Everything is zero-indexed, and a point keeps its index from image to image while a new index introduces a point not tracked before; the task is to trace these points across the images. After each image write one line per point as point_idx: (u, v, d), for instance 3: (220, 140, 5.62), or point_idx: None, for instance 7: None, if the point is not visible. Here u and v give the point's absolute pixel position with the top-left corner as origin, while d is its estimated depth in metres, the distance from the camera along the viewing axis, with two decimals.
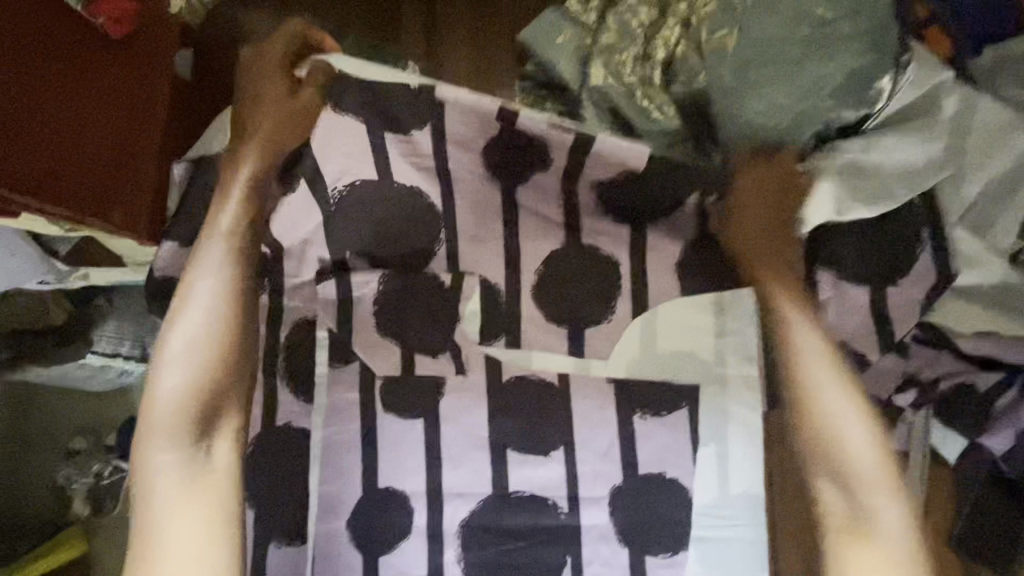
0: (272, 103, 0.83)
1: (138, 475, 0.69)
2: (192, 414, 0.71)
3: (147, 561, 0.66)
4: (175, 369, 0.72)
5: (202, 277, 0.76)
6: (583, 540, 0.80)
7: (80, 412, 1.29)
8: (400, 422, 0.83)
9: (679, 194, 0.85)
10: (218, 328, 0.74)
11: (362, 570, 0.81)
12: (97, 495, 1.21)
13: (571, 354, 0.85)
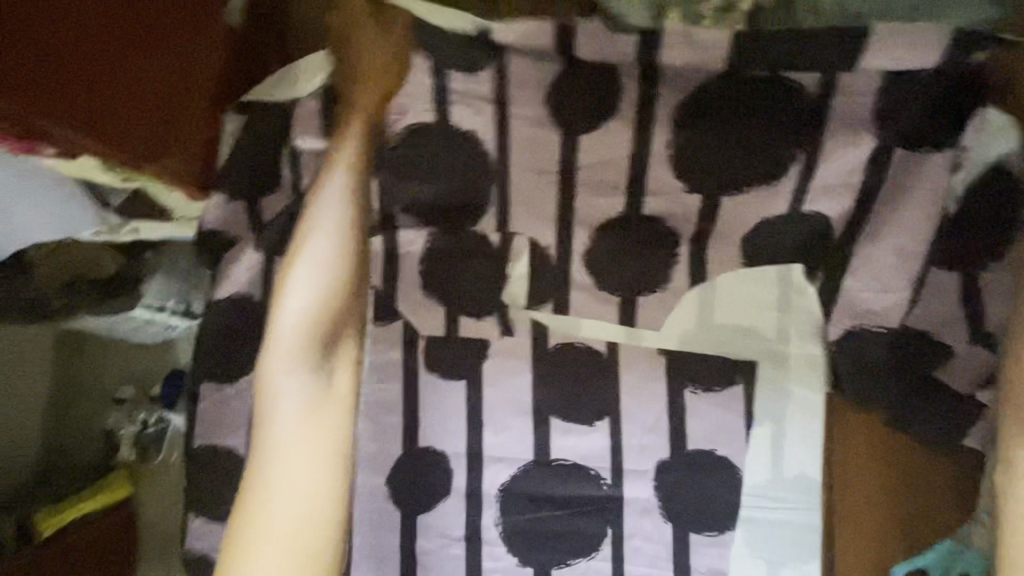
0: (363, 57, 0.75)
1: (261, 393, 0.65)
2: (317, 335, 0.66)
3: (266, 483, 0.62)
4: (302, 290, 0.66)
5: (329, 196, 0.70)
6: (625, 512, 0.78)
7: (124, 363, 1.33)
8: (443, 382, 0.82)
9: (743, 150, 0.75)
10: (347, 251, 0.68)
11: (401, 526, 0.81)
12: (142, 442, 1.28)
13: (621, 323, 0.81)
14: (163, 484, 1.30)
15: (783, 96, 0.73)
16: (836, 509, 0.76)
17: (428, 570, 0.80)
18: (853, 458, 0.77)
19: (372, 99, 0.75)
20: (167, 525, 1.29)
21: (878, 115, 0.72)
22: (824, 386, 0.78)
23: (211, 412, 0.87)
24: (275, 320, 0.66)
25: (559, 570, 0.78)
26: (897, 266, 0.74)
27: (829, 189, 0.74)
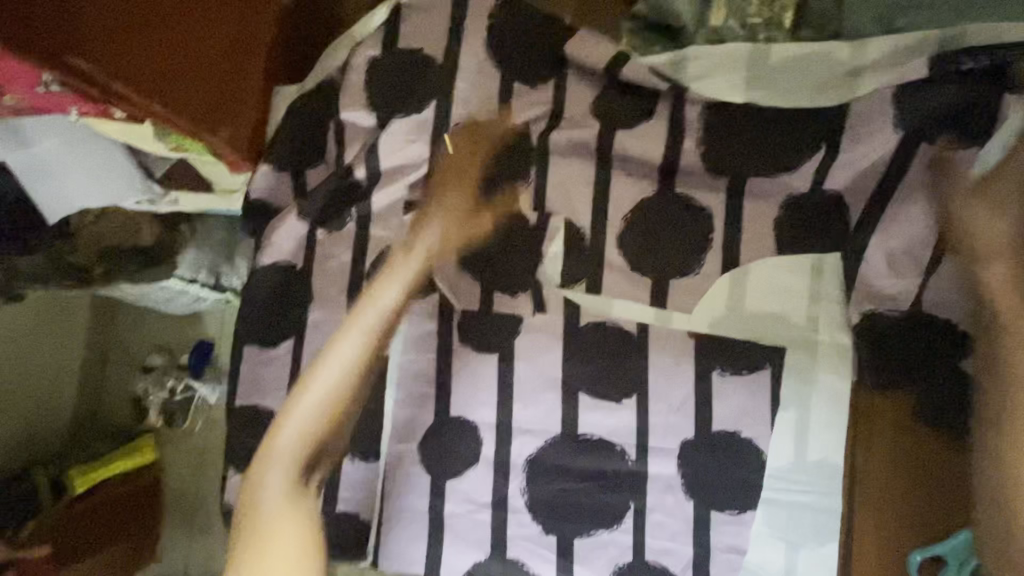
0: (473, 166, 0.85)
1: (253, 475, 0.77)
2: (304, 454, 0.79)
3: (242, 550, 0.72)
4: (307, 413, 0.78)
5: (348, 334, 0.81)
6: (649, 488, 0.80)
7: (156, 331, 1.39)
8: (476, 355, 0.85)
9: (774, 145, 0.81)
10: (341, 398, 0.81)
11: (430, 491, 0.84)
12: (168, 410, 1.34)
13: (652, 305, 0.83)
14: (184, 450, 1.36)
15: (807, 98, 0.81)
16: (854, 499, 0.78)
17: (454, 534, 0.83)
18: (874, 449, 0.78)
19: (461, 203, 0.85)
20: (191, 488, 1.35)
21: (898, 119, 0.78)
22: (850, 373, 0.78)
23: (253, 373, 0.91)
24: (270, 447, 0.78)
25: (581, 540, 0.81)
26: (917, 258, 0.78)
27: (854, 183, 0.80)
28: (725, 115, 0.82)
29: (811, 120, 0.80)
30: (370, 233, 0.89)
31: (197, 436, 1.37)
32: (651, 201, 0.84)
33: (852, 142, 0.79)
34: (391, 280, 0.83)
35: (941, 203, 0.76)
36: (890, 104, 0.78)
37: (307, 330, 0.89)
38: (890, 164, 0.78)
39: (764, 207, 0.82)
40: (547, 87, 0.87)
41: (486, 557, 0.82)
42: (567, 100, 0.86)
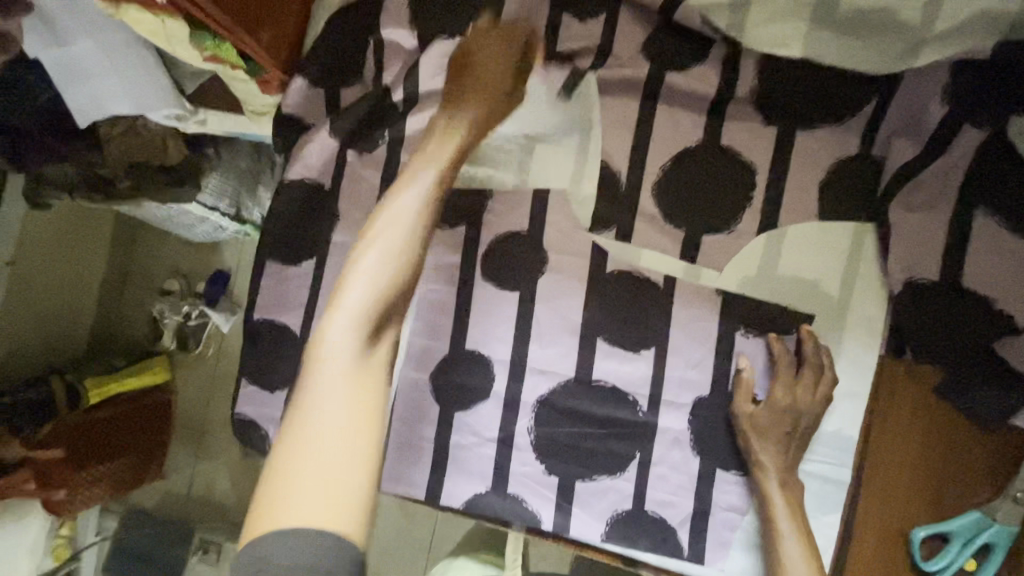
0: (491, 72, 0.80)
1: (318, 333, 0.64)
2: (371, 316, 0.65)
3: (300, 429, 0.58)
4: (374, 265, 0.67)
5: (419, 183, 0.73)
6: (657, 440, 0.80)
7: (176, 258, 1.51)
8: (496, 291, 0.85)
9: (829, 104, 0.77)
10: (407, 258, 0.69)
11: (437, 421, 0.85)
12: (182, 333, 1.46)
13: (682, 259, 0.81)
14: (196, 373, 1.50)
15: (872, 56, 0.76)
16: (863, 481, 0.75)
17: (458, 465, 0.84)
18: (879, 449, 0.75)
19: (494, 80, 0.80)
20: (200, 408, 1.50)
21: (947, 89, 0.74)
22: (877, 349, 0.76)
23: (272, 289, 0.91)
24: (332, 306, 0.65)
25: (583, 484, 0.81)
26: (969, 236, 0.74)
27: (908, 151, 0.76)
28: (783, 64, 0.78)
29: (873, 78, 0.76)
30: (401, 158, 0.88)
31: (205, 363, 1.50)
32: (693, 151, 0.81)
33: (905, 107, 0.76)
34: (448, 135, 0.77)
35: (995, 178, 0.73)
36: (953, 72, 0.74)
37: (331, 251, 0.89)
38: (944, 133, 0.74)
39: (812, 167, 0.78)
40: (598, 19, 0.82)
41: (487, 490, 0.83)
42: (616, 36, 0.82)
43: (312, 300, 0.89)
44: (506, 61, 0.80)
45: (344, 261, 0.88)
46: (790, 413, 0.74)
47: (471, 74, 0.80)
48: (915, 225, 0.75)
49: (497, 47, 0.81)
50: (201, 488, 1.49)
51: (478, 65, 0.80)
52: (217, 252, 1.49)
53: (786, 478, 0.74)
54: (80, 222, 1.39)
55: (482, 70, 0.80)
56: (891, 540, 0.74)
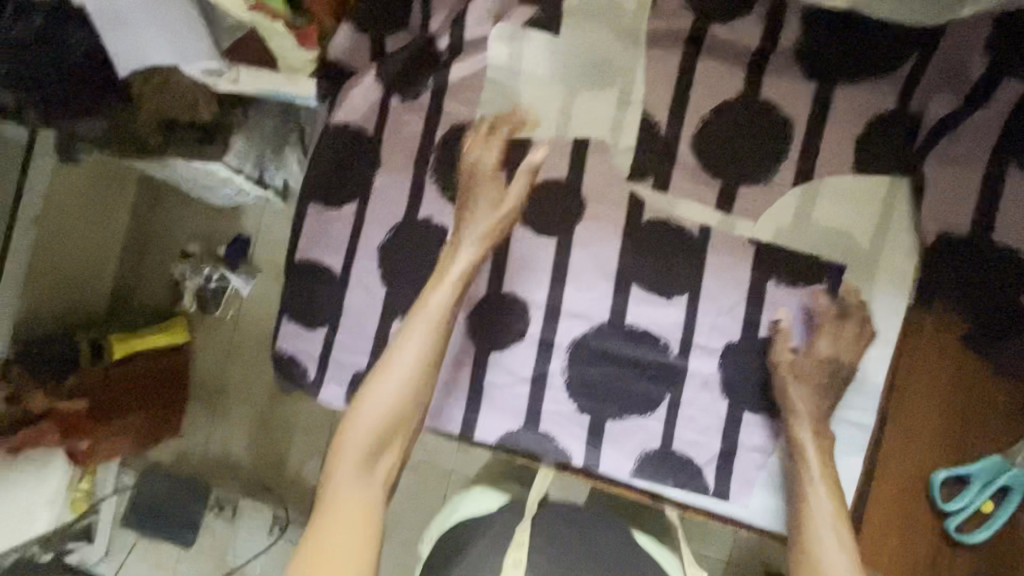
0: (491, 185, 0.80)
1: (352, 410, 0.76)
2: (374, 446, 0.75)
3: (317, 529, 0.71)
4: (383, 398, 0.75)
5: (440, 288, 0.78)
6: (686, 382, 0.83)
7: (195, 223, 1.55)
8: (534, 236, 0.87)
9: (868, 60, 0.79)
10: (428, 366, 0.77)
11: (474, 359, 0.88)
12: (202, 297, 1.50)
13: (718, 209, 0.83)
14: (212, 336, 1.54)
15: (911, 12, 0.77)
16: (886, 427, 0.78)
17: (492, 402, 0.87)
18: (905, 410, 0.77)
19: (492, 190, 0.79)
20: (217, 369, 1.55)
21: (987, 45, 0.75)
22: (906, 302, 0.78)
23: (314, 232, 0.93)
24: (336, 454, 0.75)
25: (614, 423, 0.84)
26: (1001, 190, 0.75)
27: (945, 106, 0.77)
28: (825, 20, 0.80)
29: (914, 34, 0.78)
30: (443, 105, 0.89)
31: (225, 327, 1.54)
32: (735, 103, 0.82)
33: (944, 63, 0.77)
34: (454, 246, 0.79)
35: None
36: (993, 29, 0.75)
37: (372, 195, 0.91)
38: (981, 88, 0.76)
39: (849, 121, 0.80)
40: None
41: (519, 427, 0.87)
42: None
43: (353, 242, 0.92)
44: (494, 182, 0.80)
45: (386, 204, 0.91)
46: (822, 359, 0.77)
47: (474, 177, 0.80)
48: (951, 179, 0.77)
49: (493, 181, 0.80)
50: (217, 448, 1.55)
51: (480, 171, 0.80)
52: (239, 216, 1.52)
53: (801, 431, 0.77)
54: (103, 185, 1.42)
55: (473, 182, 0.80)
56: (911, 483, 0.77)
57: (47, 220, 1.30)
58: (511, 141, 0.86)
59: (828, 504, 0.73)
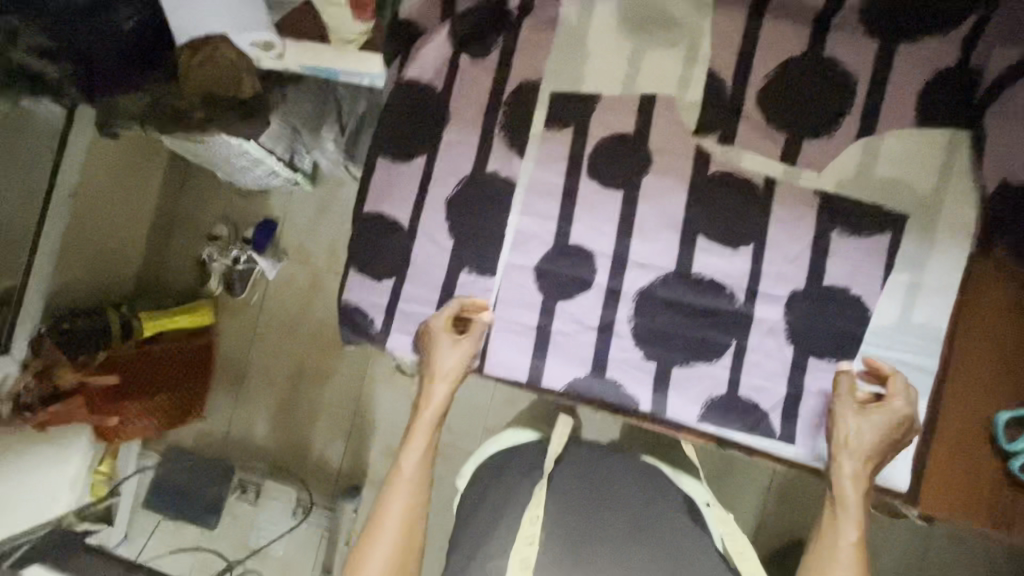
0: (454, 348, 0.86)
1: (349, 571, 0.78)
2: None
3: None
4: (377, 563, 0.77)
5: (411, 456, 0.83)
6: (752, 329, 0.85)
7: (223, 206, 1.63)
8: (601, 189, 0.90)
9: (930, 17, 0.82)
10: (414, 518, 0.80)
11: (540, 308, 0.91)
12: (229, 278, 1.58)
13: (783, 161, 0.85)
14: (237, 317, 1.63)
15: None
16: (948, 370, 0.80)
17: (559, 349, 0.90)
18: (964, 363, 0.80)
19: (453, 351, 0.86)
20: (240, 349, 1.63)
21: None
22: (966, 249, 0.81)
23: (381, 187, 0.96)
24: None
25: (680, 370, 0.87)
26: None
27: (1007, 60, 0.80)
28: None
29: None
30: (512, 62, 0.92)
31: (250, 308, 1.63)
32: (800, 59, 0.85)
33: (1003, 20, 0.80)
34: (423, 414, 0.86)
35: None
36: None
37: (440, 150, 0.94)
38: None
39: (911, 76, 0.83)
40: None
41: (586, 374, 0.89)
42: None
43: (420, 195, 0.94)
44: (456, 352, 0.86)
45: (454, 158, 0.93)
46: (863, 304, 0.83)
47: (433, 343, 0.87)
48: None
49: (452, 334, 0.87)
50: (239, 427, 1.61)
51: (437, 342, 0.87)
52: (265, 200, 1.61)
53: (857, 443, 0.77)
54: (136, 168, 1.48)
55: (432, 338, 0.87)
56: (975, 424, 0.79)
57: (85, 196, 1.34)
58: (578, 98, 0.90)
59: (854, 533, 0.76)
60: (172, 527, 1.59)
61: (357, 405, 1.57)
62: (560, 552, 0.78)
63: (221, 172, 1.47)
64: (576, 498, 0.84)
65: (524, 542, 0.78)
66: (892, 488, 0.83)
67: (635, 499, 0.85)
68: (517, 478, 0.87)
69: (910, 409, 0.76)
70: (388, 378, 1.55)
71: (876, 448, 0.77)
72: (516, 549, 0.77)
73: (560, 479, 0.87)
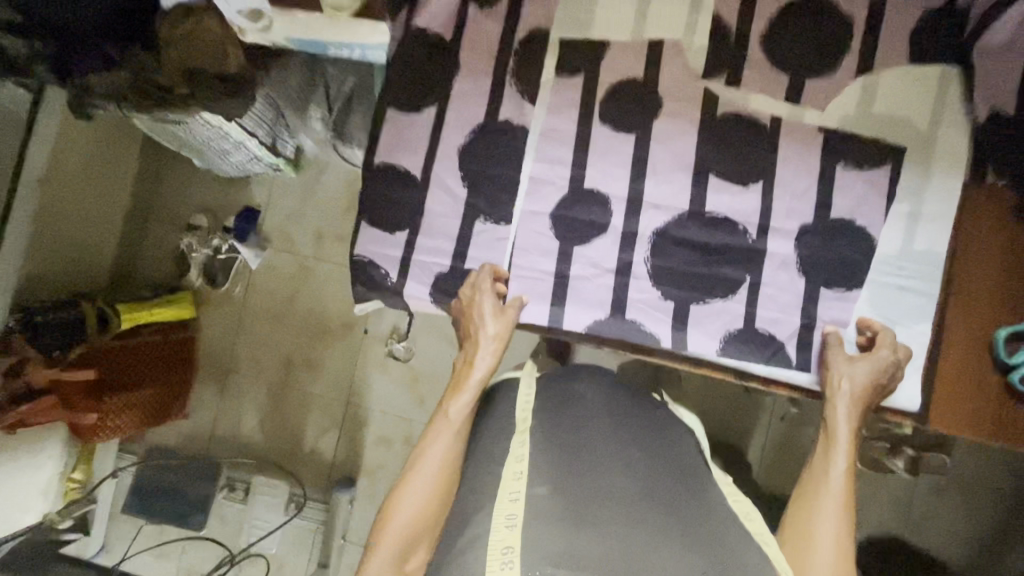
0: (499, 316, 0.86)
1: (384, 512, 0.74)
2: (402, 545, 0.71)
3: None
4: (412, 502, 0.73)
5: (453, 405, 0.81)
6: (765, 263, 0.88)
7: (203, 194, 1.57)
8: (613, 133, 0.91)
9: None
10: (449, 468, 0.76)
11: (557, 254, 0.91)
12: (210, 269, 1.53)
13: (787, 101, 0.89)
14: (219, 310, 1.57)
15: None
16: (950, 293, 0.84)
17: (577, 293, 0.90)
18: (965, 290, 0.84)
19: (498, 317, 0.86)
20: (223, 344, 1.57)
21: None
22: (961, 180, 0.85)
23: (393, 139, 0.95)
24: (377, 539, 0.72)
25: (697, 307, 0.88)
26: None
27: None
28: None
29: None
30: (523, 11, 0.93)
31: (234, 301, 1.57)
32: (802, 3, 0.89)
33: None
34: (467, 371, 0.84)
35: None
36: None
37: (452, 100, 0.94)
38: None
39: (904, 18, 0.87)
40: None
41: (606, 316, 0.90)
42: None
43: (431, 146, 0.94)
44: (501, 320, 0.86)
45: (466, 108, 0.94)
46: (869, 244, 0.86)
47: (478, 307, 0.87)
48: (999, 66, 0.85)
49: (497, 302, 0.88)
50: (228, 421, 1.55)
51: (480, 305, 0.87)
52: (248, 186, 1.56)
53: (851, 390, 0.80)
54: (110, 156, 1.42)
55: (476, 299, 0.88)
56: (976, 342, 0.83)
57: (54, 180, 1.25)
58: (588, 45, 0.92)
59: (843, 465, 0.77)
60: (155, 530, 1.51)
61: (350, 392, 1.53)
62: (555, 507, 0.66)
63: (200, 160, 1.44)
64: (560, 450, 0.73)
65: (507, 497, 0.67)
66: (904, 408, 0.85)
67: (620, 451, 0.74)
68: (500, 428, 0.79)
69: (894, 355, 0.81)
70: (382, 364, 1.52)
71: (869, 396, 0.81)
72: (500, 505, 0.67)
73: (542, 431, 0.77)
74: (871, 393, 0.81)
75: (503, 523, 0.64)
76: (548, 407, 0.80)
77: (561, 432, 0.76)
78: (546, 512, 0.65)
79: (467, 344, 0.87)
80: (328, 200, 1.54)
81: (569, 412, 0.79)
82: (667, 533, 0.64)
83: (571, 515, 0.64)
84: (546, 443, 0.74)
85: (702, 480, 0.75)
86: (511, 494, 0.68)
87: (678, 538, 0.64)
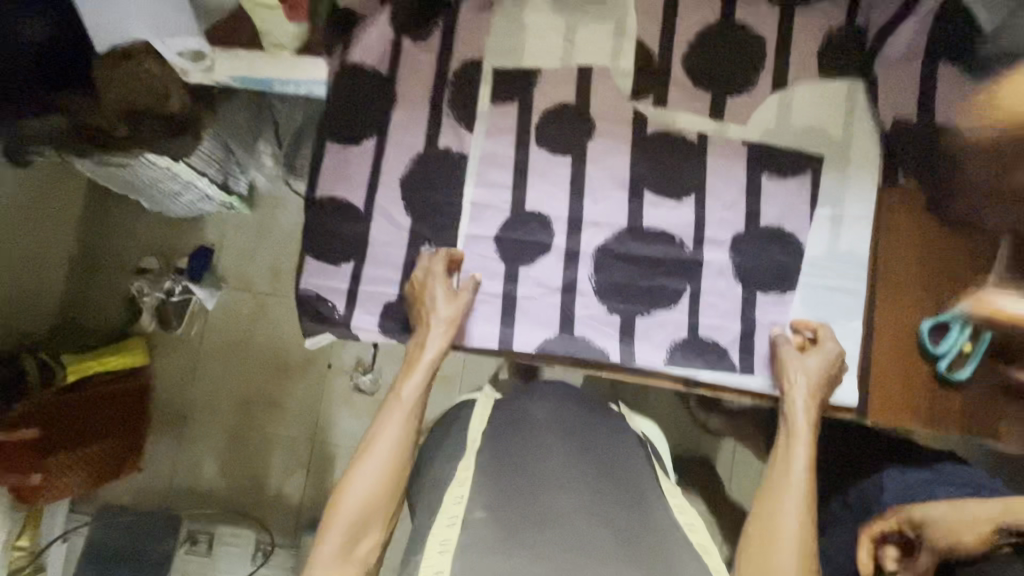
0: (450, 298, 0.87)
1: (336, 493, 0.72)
2: (352, 526, 0.70)
3: None
4: (364, 484, 0.72)
5: (406, 387, 0.80)
6: (703, 272, 0.91)
7: (150, 235, 1.52)
8: (549, 156, 0.94)
9: None
10: (403, 446, 0.76)
11: (504, 276, 0.92)
12: (163, 312, 1.46)
13: (711, 117, 0.93)
14: (174, 356, 1.51)
15: None
16: (875, 290, 0.88)
17: (525, 313, 0.91)
18: (889, 286, 0.88)
19: (449, 297, 0.87)
20: (179, 388, 1.51)
21: None
22: (875, 183, 0.91)
23: (336, 173, 0.95)
24: (327, 520, 0.70)
25: (642, 320, 0.90)
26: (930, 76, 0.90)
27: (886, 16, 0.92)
28: None
29: None
30: (456, 44, 0.96)
31: (189, 344, 1.51)
32: (716, 26, 0.94)
33: None
34: (421, 354, 0.84)
35: None
36: None
37: (391, 131, 0.96)
38: None
39: (811, 37, 0.94)
40: None
41: (555, 334, 0.91)
42: None
43: (373, 177, 0.95)
44: (453, 301, 0.87)
45: (405, 137, 0.95)
46: (798, 249, 0.91)
47: (431, 291, 0.87)
48: (899, 76, 0.91)
49: (448, 283, 0.88)
50: (186, 471, 1.49)
51: (432, 287, 0.87)
52: (198, 225, 1.53)
53: (804, 385, 0.83)
54: (48, 203, 1.37)
55: (428, 283, 0.87)
56: (905, 336, 0.87)
57: None
58: (522, 72, 0.95)
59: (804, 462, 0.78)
60: None
61: (314, 431, 1.48)
62: (492, 527, 0.63)
63: (146, 202, 1.41)
64: (505, 479, 0.71)
65: (444, 522, 0.66)
66: (846, 405, 0.87)
67: (577, 471, 0.73)
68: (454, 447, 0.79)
69: (838, 348, 0.85)
70: (347, 400, 1.49)
71: (825, 388, 0.83)
72: (435, 532, 0.65)
73: (495, 456, 0.75)
74: (826, 385, 0.83)
75: (435, 549, 0.62)
76: (500, 431, 0.80)
77: (525, 454, 0.75)
78: (484, 534, 0.63)
79: (418, 331, 0.86)
80: (281, 234, 1.53)
81: (526, 433, 0.79)
82: (616, 555, 0.61)
83: (510, 535, 0.62)
84: (498, 465, 0.73)
85: (650, 496, 0.73)
86: (448, 519, 0.66)
87: (624, 556, 0.61)
